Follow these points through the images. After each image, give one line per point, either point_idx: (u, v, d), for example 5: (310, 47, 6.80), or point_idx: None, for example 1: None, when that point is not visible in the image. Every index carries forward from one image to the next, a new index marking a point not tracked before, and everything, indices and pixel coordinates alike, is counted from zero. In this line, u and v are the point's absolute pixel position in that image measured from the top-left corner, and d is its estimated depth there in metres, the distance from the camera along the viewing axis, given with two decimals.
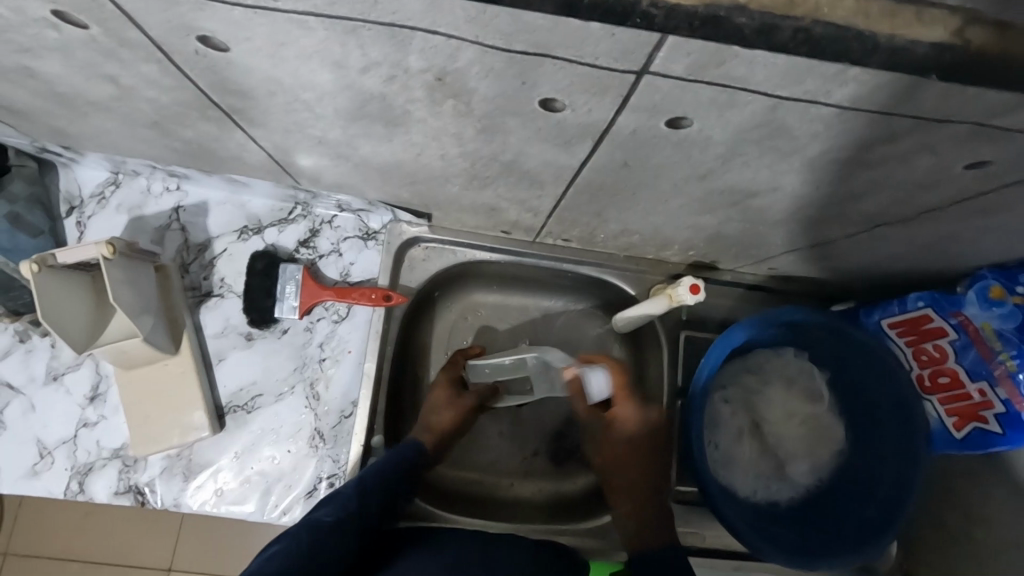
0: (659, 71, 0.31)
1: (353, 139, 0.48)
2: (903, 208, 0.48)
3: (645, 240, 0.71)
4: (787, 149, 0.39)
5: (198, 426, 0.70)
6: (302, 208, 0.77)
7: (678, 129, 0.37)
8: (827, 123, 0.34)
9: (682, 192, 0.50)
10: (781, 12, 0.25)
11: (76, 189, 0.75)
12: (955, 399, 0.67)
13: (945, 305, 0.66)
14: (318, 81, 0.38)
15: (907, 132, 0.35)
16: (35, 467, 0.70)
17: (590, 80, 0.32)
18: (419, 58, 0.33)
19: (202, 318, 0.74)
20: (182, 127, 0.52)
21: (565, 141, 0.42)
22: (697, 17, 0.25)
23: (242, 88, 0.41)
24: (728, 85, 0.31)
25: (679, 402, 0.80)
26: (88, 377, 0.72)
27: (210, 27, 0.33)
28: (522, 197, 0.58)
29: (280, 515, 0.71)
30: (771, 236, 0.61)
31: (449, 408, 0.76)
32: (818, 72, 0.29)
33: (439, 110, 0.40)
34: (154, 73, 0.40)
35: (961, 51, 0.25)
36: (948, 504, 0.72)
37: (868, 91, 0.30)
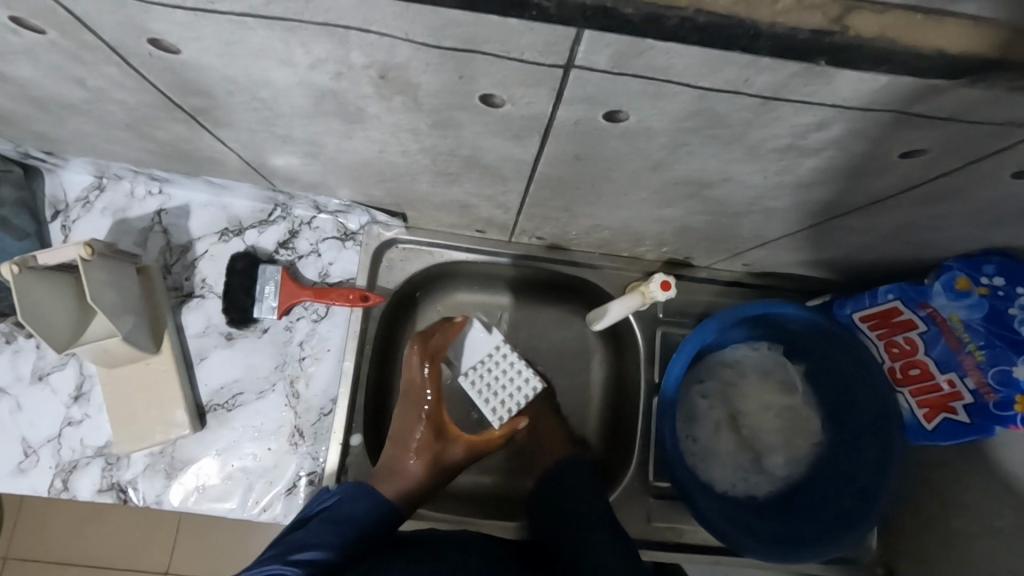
0: (583, 64, 0.32)
1: (318, 137, 0.50)
2: (855, 196, 0.49)
3: (616, 236, 0.72)
4: (726, 138, 0.40)
5: (179, 424, 0.71)
6: (282, 209, 0.79)
7: (617, 121, 0.38)
8: (755, 111, 0.35)
9: (639, 185, 0.51)
10: (670, 2, 0.26)
11: (61, 193, 0.77)
12: (926, 390, 0.68)
13: (912, 296, 0.67)
14: (271, 79, 0.39)
15: (833, 120, 0.36)
16: (21, 465, 0.71)
17: (521, 73, 0.34)
18: (359, 55, 0.34)
19: (184, 318, 0.76)
20: (154, 128, 0.53)
21: (515, 134, 0.43)
22: (588, 8, 0.26)
23: (201, 88, 0.42)
24: (651, 76, 0.32)
25: (655, 398, 0.80)
26: (73, 376, 0.74)
27: (160, 29, 0.34)
28: (490, 192, 0.60)
29: (260, 512, 0.72)
30: (735, 228, 0.62)
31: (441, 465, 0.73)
32: (727, 61, 0.30)
33: (390, 106, 0.41)
34: (117, 75, 0.42)
35: (843, 38, 0.27)
36: (923, 494, 0.73)
37: (782, 79, 0.31)
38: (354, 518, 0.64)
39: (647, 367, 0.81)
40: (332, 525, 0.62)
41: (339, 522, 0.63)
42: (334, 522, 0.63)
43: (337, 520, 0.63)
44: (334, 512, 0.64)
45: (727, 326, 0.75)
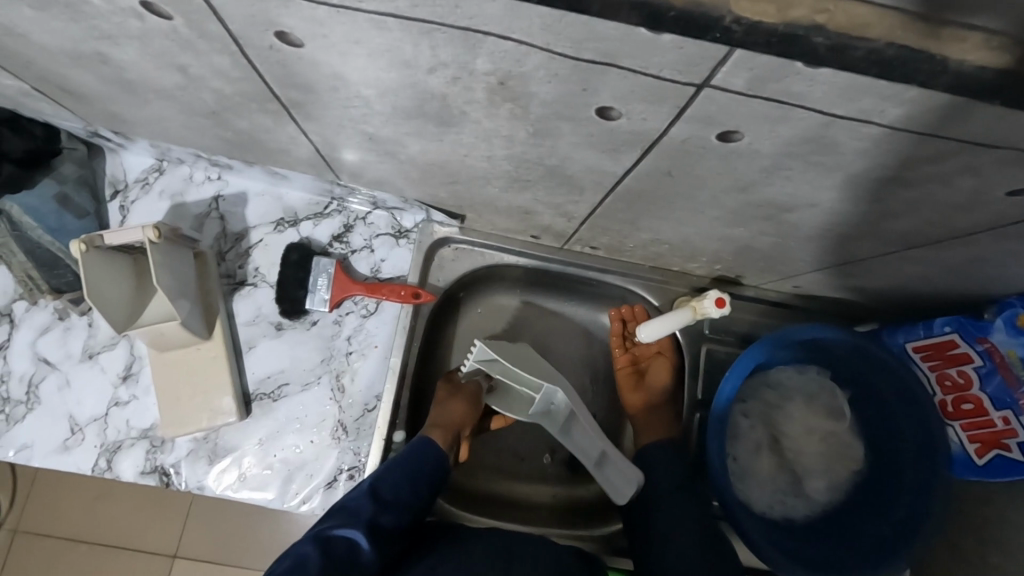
0: (720, 85, 0.32)
1: (404, 137, 0.50)
2: (940, 229, 0.49)
3: (674, 251, 0.72)
4: (833, 166, 0.40)
5: (226, 411, 0.71)
6: (337, 203, 0.79)
7: (728, 142, 0.39)
8: (877, 142, 0.35)
9: (720, 204, 0.51)
10: (856, 32, 0.26)
11: (120, 174, 0.77)
12: (977, 426, 0.67)
13: (970, 330, 0.67)
14: (384, 79, 0.39)
15: (955, 155, 0.36)
16: (66, 443, 0.71)
17: (652, 90, 0.34)
18: (486, 61, 0.35)
19: (234, 305, 0.76)
20: (238, 117, 0.54)
21: (614, 147, 0.43)
22: (776, 35, 0.26)
23: (306, 82, 0.42)
24: (785, 102, 0.32)
25: (698, 414, 0.80)
26: (122, 356, 0.74)
27: (290, 24, 0.34)
28: (560, 201, 0.60)
29: (299, 504, 0.72)
30: (800, 252, 0.62)
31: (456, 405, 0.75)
32: (877, 92, 0.30)
33: (496, 112, 0.41)
34: (224, 64, 0.42)
35: (1022, 79, 0.27)
36: (965, 531, 0.72)
37: (924, 113, 0.31)
38: (422, 474, 0.68)
39: (691, 382, 0.81)
40: (409, 484, 0.67)
41: (411, 484, 0.67)
42: (408, 482, 0.67)
43: (410, 478, 0.67)
44: (404, 465, 0.68)
45: (779, 346, 0.74)
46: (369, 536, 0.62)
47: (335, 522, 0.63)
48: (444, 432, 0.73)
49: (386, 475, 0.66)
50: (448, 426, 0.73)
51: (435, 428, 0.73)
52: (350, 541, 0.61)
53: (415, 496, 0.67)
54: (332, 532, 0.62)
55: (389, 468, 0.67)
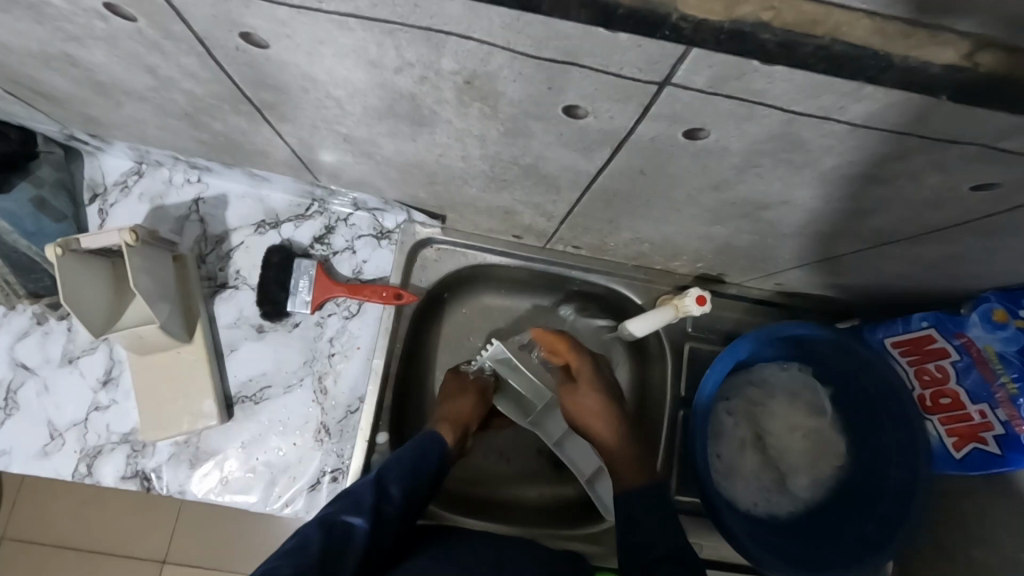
0: (680, 82, 0.32)
1: (379, 137, 0.50)
2: (911, 225, 0.49)
3: (655, 249, 0.72)
4: (800, 163, 0.40)
5: (207, 414, 0.71)
6: (319, 204, 0.79)
7: (696, 139, 0.39)
8: (840, 138, 0.36)
9: (695, 202, 0.52)
10: (807, 29, 0.26)
11: (99, 177, 0.76)
12: (956, 420, 0.68)
13: (948, 326, 0.67)
14: (353, 80, 0.39)
15: (916, 151, 0.36)
16: (46, 448, 0.71)
17: (615, 88, 0.34)
18: (451, 61, 0.35)
19: (216, 308, 0.76)
20: (213, 119, 0.53)
21: (586, 146, 0.44)
22: (724, 31, 0.26)
23: (275, 82, 0.42)
24: (745, 99, 0.33)
25: (682, 411, 0.81)
26: (102, 361, 0.73)
27: (254, 24, 0.34)
28: (539, 200, 0.60)
29: (282, 507, 0.72)
30: (778, 249, 0.63)
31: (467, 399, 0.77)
32: (833, 88, 0.30)
33: (466, 111, 0.41)
34: (193, 66, 0.42)
35: (972, 74, 0.27)
36: (948, 525, 0.73)
37: (880, 109, 0.32)
38: (429, 464, 0.68)
39: (675, 380, 0.81)
40: (413, 475, 0.67)
41: (417, 472, 0.67)
42: (413, 471, 0.67)
43: (416, 466, 0.67)
44: (410, 455, 0.68)
45: (759, 344, 0.75)
46: (371, 524, 0.62)
47: (340, 508, 0.62)
48: (454, 425, 0.75)
49: (393, 463, 0.67)
50: (456, 420, 0.75)
51: (445, 421, 0.74)
52: (349, 528, 0.61)
53: (419, 488, 0.67)
54: (336, 518, 0.61)
55: (395, 458, 0.67)
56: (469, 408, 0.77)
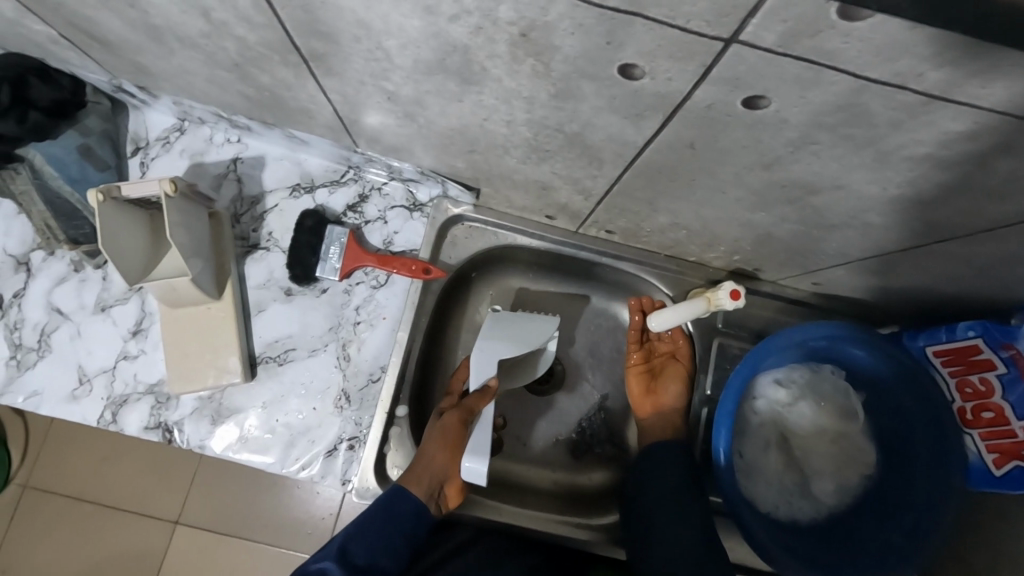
0: (749, 40, 0.31)
1: (424, 97, 0.49)
2: (972, 220, 0.47)
3: (692, 238, 0.71)
4: (864, 140, 0.38)
5: (231, 371, 0.72)
6: (354, 171, 0.79)
7: (754, 109, 0.38)
8: (912, 112, 0.34)
9: (744, 183, 0.50)
10: None
11: (143, 132, 0.77)
12: (997, 435, 0.65)
13: (996, 335, 0.64)
14: (407, 28, 0.39)
15: (993, 131, 0.34)
16: (75, 392, 0.72)
17: (678, 45, 0.33)
18: (509, 9, 0.34)
19: (246, 268, 0.76)
20: (260, 71, 0.53)
21: (636, 114, 0.43)
22: None
23: (327, 30, 0.42)
24: (816, 61, 0.31)
25: (706, 409, 0.79)
26: (133, 312, 0.74)
27: None
28: (579, 175, 0.59)
29: (298, 470, 0.72)
30: (823, 243, 0.61)
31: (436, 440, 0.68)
32: (914, 51, 0.29)
33: (517, 69, 0.41)
34: (247, 8, 0.42)
35: None
36: (977, 546, 0.70)
37: (962, 78, 0.30)
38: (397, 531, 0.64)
39: (700, 376, 0.80)
40: (381, 538, 0.63)
41: (385, 535, 0.63)
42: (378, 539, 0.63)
43: (382, 532, 0.63)
44: (381, 521, 0.63)
45: (791, 344, 0.73)
46: None
47: None
48: (427, 480, 0.66)
49: (358, 534, 0.63)
50: (425, 472, 0.66)
51: (417, 475, 0.66)
52: None
53: (394, 545, 0.64)
54: None
55: (363, 526, 0.63)
56: (443, 453, 0.67)
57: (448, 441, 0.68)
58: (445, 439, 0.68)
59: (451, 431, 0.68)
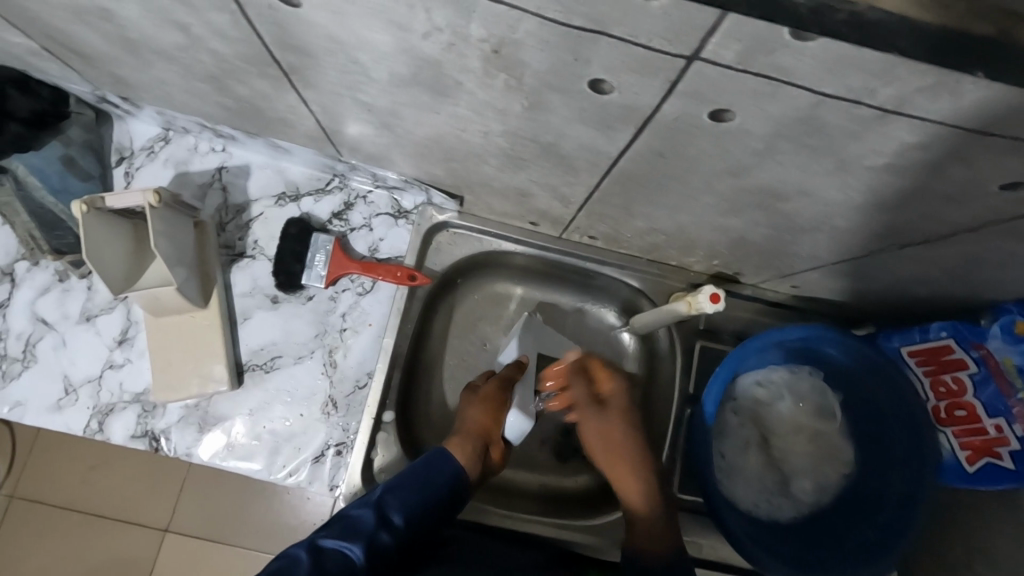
0: (708, 57, 0.32)
1: (402, 108, 0.50)
2: (935, 225, 0.49)
3: (671, 243, 0.72)
4: (825, 150, 0.40)
5: (217, 379, 0.72)
6: (339, 179, 0.79)
7: (719, 121, 0.39)
8: (867, 124, 0.35)
9: (716, 190, 0.52)
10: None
11: (127, 141, 0.78)
12: (969, 432, 0.67)
13: (967, 335, 0.66)
14: (380, 44, 0.40)
15: (945, 141, 0.36)
16: (60, 402, 0.72)
17: (641, 61, 0.34)
18: (478, 26, 0.35)
19: (232, 276, 0.77)
20: (240, 83, 0.54)
21: (608, 125, 0.44)
22: None
23: (303, 44, 0.43)
24: (773, 77, 0.32)
25: (688, 409, 0.80)
26: (119, 320, 0.75)
27: None
28: (557, 183, 0.60)
29: (285, 476, 0.72)
30: (797, 247, 0.62)
31: (478, 404, 0.73)
32: (862, 68, 0.30)
33: (490, 83, 0.42)
34: (225, 24, 0.43)
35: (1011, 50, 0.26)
36: (952, 542, 0.71)
37: (910, 94, 0.31)
38: (436, 490, 0.65)
39: (682, 378, 0.81)
40: (421, 495, 0.64)
41: (426, 493, 0.64)
42: (419, 497, 0.64)
43: (422, 491, 0.64)
44: (420, 479, 0.65)
45: (770, 345, 0.74)
46: (368, 553, 0.59)
47: (327, 533, 0.60)
48: (472, 440, 0.71)
49: (396, 488, 0.63)
50: (470, 432, 0.71)
51: (463, 437, 0.70)
52: (343, 554, 0.59)
53: (432, 506, 0.65)
54: (324, 543, 0.60)
55: (403, 482, 0.64)
56: (485, 414, 0.73)
57: (489, 402, 0.73)
58: (486, 401, 0.73)
59: (490, 392, 0.74)
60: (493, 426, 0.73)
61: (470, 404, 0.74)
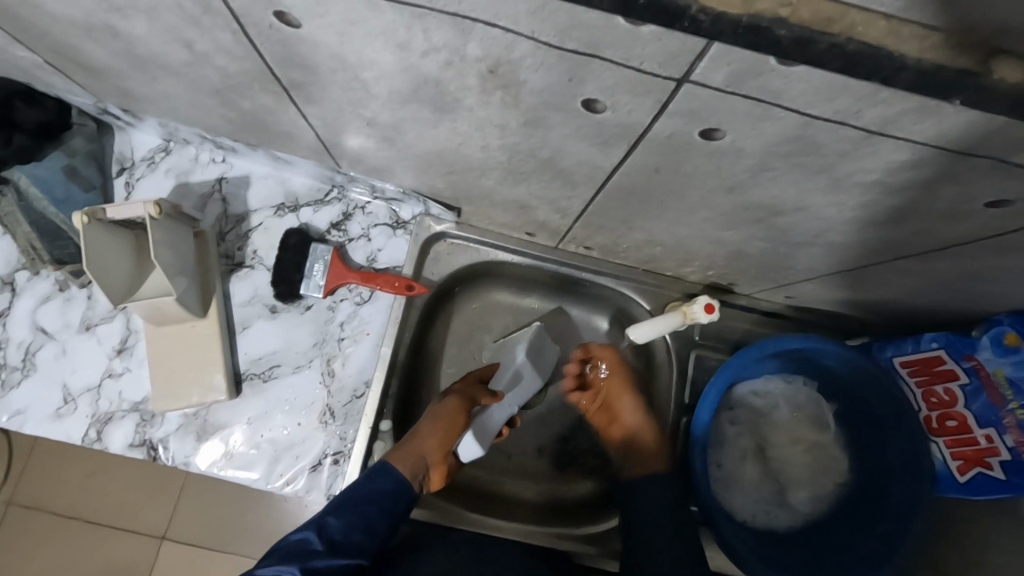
0: (699, 80, 0.33)
1: (402, 123, 0.51)
2: (926, 239, 0.50)
3: (667, 254, 0.73)
4: (816, 168, 0.41)
5: (216, 388, 0.73)
6: (338, 190, 0.80)
7: (711, 139, 0.40)
8: (855, 144, 0.36)
9: (711, 204, 0.52)
10: (823, 27, 0.27)
11: (128, 152, 0.79)
12: (961, 443, 0.67)
13: (958, 347, 0.67)
14: (380, 62, 0.41)
15: (931, 160, 0.37)
16: (59, 411, 0.73)
17: (634, 82, 0.35)
18: (476, 47, 0.36)
19: (231, 286, 0.77)
20: (243, 97, 0.55)
21: (603, 141, 0.45)
22: (740, 25, 0.27)
23: (304, 62, 0.43)
24: (762, 99, 0.33)
25: (684, 419, 0.82)
26: (119, 329, 0.75)
27: (289, 2, 0.36)
28: (554, 196, 0.61)
29: (283, 485, 0.73)
30: (790, 259, 0.63)
31: (431, 423, 0.71)
32: (848, 92, 0.31)
33: (488, 100, 0.43)
34: (227, 42, 0.43)
35: (989, 79, 0.27)
36: (946, 549, 0.72)
37: (895, 116, 0.32)
38: (379, 515, 0.65)
39: (678, 387, 0.82)
40: (364, 511, 0.64)
41: (368, 509, 0.65)
42: (359, 514, 0.64)
43: (364, 507, 0.65)
44: (362, 502, 0.65)
45: (767, 355, 0.74)
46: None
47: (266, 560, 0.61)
48: (414, 459, 0.69)
49: (339, 512, 0.63)
50: (415, 449, 0.69)
51: (403, 455, 0.69)
52: None
53: (377, 521, 0.65)
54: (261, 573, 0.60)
55: (347, 505, 0.64)
56: (434, 435, 0.70)
57: (444, 422, 0.71)
58: (442, 421, 0.71)
59: (446, 414, 0.72)
60: (438, 450, 0.70)
61: (424, 420, 0.72)
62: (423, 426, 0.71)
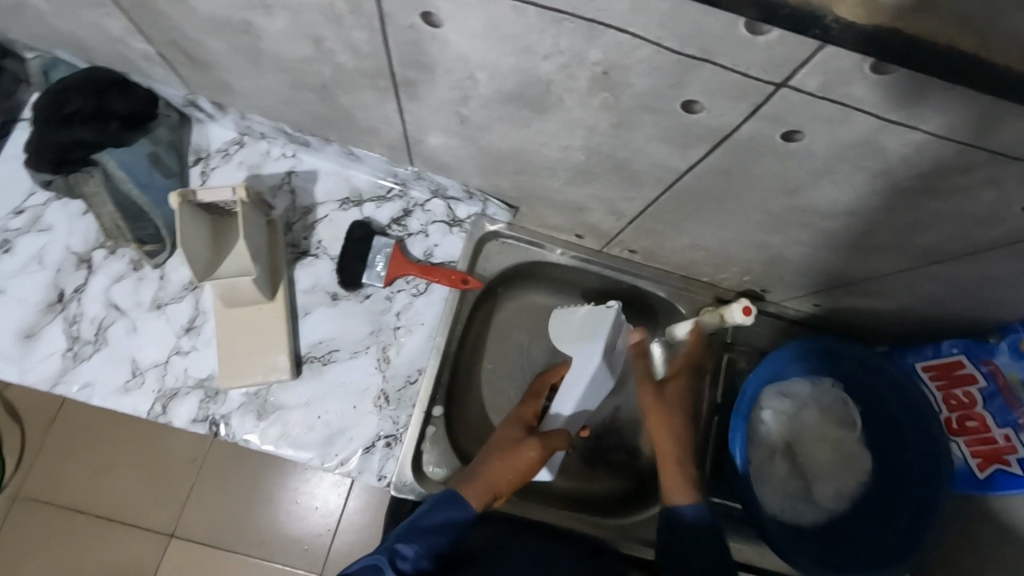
0: (796, 85, 0.39)
1: (494, 121, 0.57)
2: (961, 244, 0.55)
3: (707, 259, 0.78)
4: (875, 171, 0.47)
5: (280, 368, 0.76)
6: (399, 188, 0.85)
7: (789, 142, 0.46)
8: (918, 148, 0.42)
9: (766, 206, 0.58)
10: (925, 39, 0.32)
11: (204, 143, 0.84)
12: (980, 441, 0.73)
13: (977, 352, 0.73)
14: (500, 62, 0.46)
15: (981, 165, 0.43)
16: (127, 384, 0.76)
17: (735, 86, 0.41)
18: (598, 51, 0.41)
19: (296, 273, 0.82)
20: (343, 92, 0.60)
21: (684, 142, 0.50)
22: (863, 34, 0.32)
23: (426, 60, 0.49)
24: (847, 104, 0.39)
25: (717, 417, 0.85)
26: (188, 310, 0.79)
27: (439, 5, 0.41)
28: (616, 197, 0.67)
29: (337, 465, 0.76)
30: (828, 264, 0.69)
31: (505, 454, 0.69)
32: (926, 98, 0.37)
33: (589, 101, 0.48)
34: (359, 40, 0.49)
35: None
36: (963, 548, 0.76)
37: (960, 122, 0.38)
38: (449, 543, 0.62)
39: (711, 386, 0.86)
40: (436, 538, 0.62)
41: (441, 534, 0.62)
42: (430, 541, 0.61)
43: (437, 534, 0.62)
44: (434, 529, 0.62)
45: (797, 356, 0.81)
46: None
47: None
48: (483, 489, 0.67)
49: (413, 539, 0.60)
50: (487, 479, 0.67)
51: (474, 483, 0.67)
52: None
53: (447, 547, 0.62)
54: None
55: (419, 531, 0.61)
56: (507, 466, 0.68)
57: (518, 455, 0.69)
58: (516, 453, 0.69)
59: (522, 447, 0.69)
60: (509, 481, 0.68)
61: (499, 448, 0.70)
62: (497, 458, 0.68)
